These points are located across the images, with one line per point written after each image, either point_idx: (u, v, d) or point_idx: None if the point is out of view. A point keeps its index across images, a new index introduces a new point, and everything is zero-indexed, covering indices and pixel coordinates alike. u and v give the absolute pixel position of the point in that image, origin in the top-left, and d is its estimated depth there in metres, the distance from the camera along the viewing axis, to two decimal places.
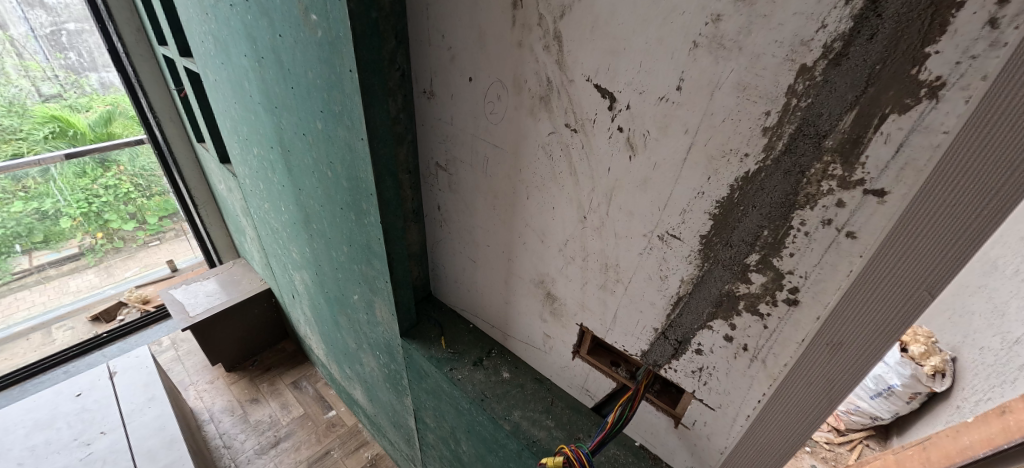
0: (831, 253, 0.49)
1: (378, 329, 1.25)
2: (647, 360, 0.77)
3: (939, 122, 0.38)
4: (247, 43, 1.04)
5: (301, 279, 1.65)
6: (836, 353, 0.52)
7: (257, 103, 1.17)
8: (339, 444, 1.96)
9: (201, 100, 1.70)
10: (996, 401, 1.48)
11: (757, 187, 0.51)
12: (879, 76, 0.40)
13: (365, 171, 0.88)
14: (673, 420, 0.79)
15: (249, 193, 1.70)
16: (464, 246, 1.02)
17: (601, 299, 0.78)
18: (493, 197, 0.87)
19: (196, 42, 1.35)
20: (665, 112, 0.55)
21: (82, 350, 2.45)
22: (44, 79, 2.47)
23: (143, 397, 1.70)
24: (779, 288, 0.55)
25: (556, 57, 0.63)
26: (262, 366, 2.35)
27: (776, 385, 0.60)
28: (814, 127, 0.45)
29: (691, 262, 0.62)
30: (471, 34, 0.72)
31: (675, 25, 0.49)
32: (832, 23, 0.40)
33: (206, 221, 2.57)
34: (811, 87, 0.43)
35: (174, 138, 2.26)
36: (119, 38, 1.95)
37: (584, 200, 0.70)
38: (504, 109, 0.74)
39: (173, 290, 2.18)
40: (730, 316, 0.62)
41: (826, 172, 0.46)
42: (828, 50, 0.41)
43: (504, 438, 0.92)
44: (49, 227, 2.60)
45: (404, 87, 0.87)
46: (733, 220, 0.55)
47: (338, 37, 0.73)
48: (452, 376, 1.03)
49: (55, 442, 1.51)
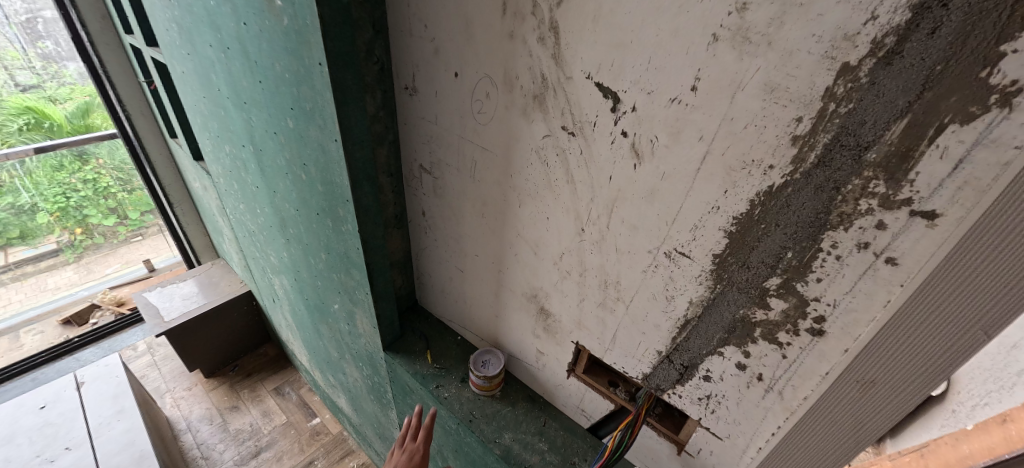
0: (867, 281, 0.43)
1: (360, 341, 1.18)
2: (649, 383, 0.71)
3: (1010, 135, 0.32)
4: (212, 31, 0.94)
5: (280, 284, 1.56)
6: (868, 392, 0.46)
7: (226, 97, 1.07)
8: (322, 453, 1.89)
9: (170, 94, 1.59)
10: (994, 408, 1.45)
11: (783, 204, 0.45)
12: (939, 79, 0.33)
13: (340, 176, 0.80)
14: (676, 447, 0.73)
15: (223, 192, 1.59)
16: (450, 255, 0.95)
17: (599, 318, 0.71)
18: (481, 205, 0.80)
19: (160, 30, 1.24)
20: (677, 116, 0.48)
21: (52, 356, 2.33)
22: (22, 68, 2.24)
23: (111, 410, 1.60)
24: (802, 316, 0.49)
25: (552, 51, 0.55)
26: (243, 372, 2.25)
27: (795, 419, 0.55)
28: (855, 137, 0.38)
29: (701, 283, 0.55)
30: (456, 24, 0.65)
31: (692, 14, 0.42)
32: (884, 15, 0.33)
33: (182, 219, 2.45)
34: (854, 90, 0.37)
35: (145, 132, 2.13)
36: (82, 26, 1.82)
37: (582, 212, 0.63)
38: (493, 108, 0.67)
39: (147, 293, 2.06)
40: (744, 344, 0.56)
41: (865, 189, 0.40)
42: (878, 47, 0.34)
43: (493, 462, 0.86)
44: (24, 223, 2.41)
45: (384, 82, 0.79)
46: (752, 239, 0.49)
47: (306, 25, 0.65)
48: (438, 394, 0.96)
49: (14, 460, 1.41)
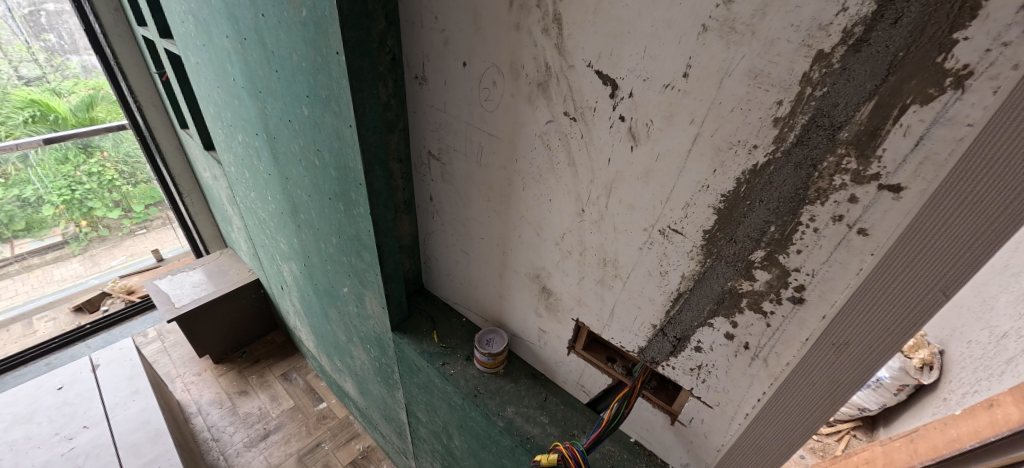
0: (841, 250, 0.47)
1: (368, 323, 1.23)
2: (644, 357, 0.75)
3: (964, 114, 0.36)
4: (229, 22, 0.98)
5: (290, 270, 1.61)
6: (842, 354, 0.51)
7: (241, 87, 1.12)
8: (329, 436, 1.95)
9: (183, 85, 1.63)
10: (982, 394, 1.49)
11: (766, 181, 0.49)
12: (901, 64, 0.37)
13: (353, 160, 0.85)
14: (669, 417, 0.78)
15: (234, 181, 1.64)
16: (456, 239, 1.00)
17: (598, 294, 0.76)
18: (487, 189, 0.84)
19: (176, 21, 1.28)
20: (670, 100, 0.52)
21: (65, 341, 2.40)
22: (26, 61, 2.26)
23: (126, 391, 1.65)
24: (784, 286, 0.53)
25: (556, 41, 0.59)
26: (251, 359, 2.31)
27: (778, 384, 0.59)
28: (829, 118, 0.42)
29: (692, 258, 0.60)
30: (466, 15, 0.68)
31: (684, 6, 0.46)
32: (853, 6, 0.37)
33: (191, 210, 2.50)
34: (828, 75, 0.41)
35: (156, 123, 2.18)
36: (96, 18, 1.86)
37: (582, 193, 0.68)
38: (499, 96, 0.71)
39: (157, 281, 2.11)
40: (731, 314, 0.60)
41: (839, 166, 0.44)
42: (847, 36, 0.38)
43: (497, 434, 0.91)
44: (30, 215, 2.43)
45: (395, 71, 0.83)
46: (739, 215, 0.53)
47: (324, 16, 0.69)
48: (444, 371, 1.01)
49: (35, 436, 1.46)
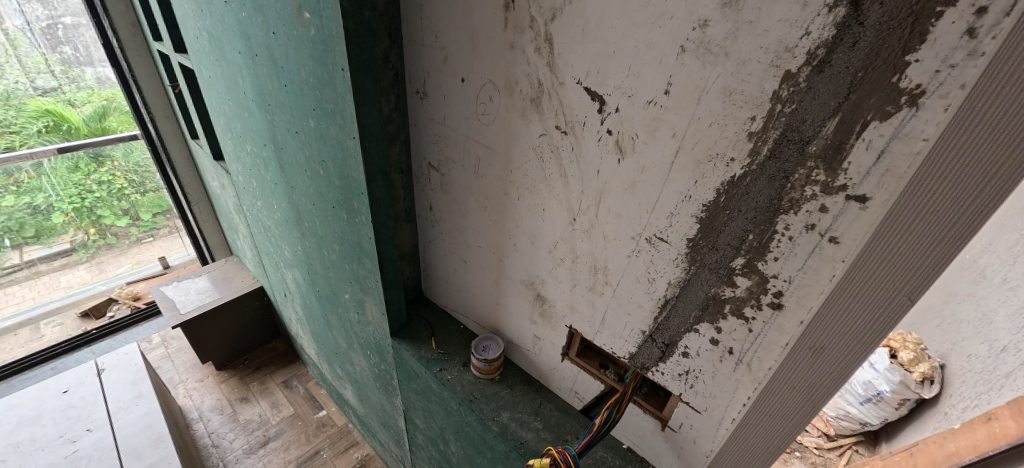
0: (815, 258, 0.50)
1: (368, 329, 1.25)
2: (635, 363, 0.77)
3: (919, 130, 0.38)
4: (241, 38, 1.03)
5: (293, 277, 1.64)
6: (817, 357, 0.53)
7: (251, 100, 1.16)
8: (328, 444, 1.96)
9: (195, 96, 1.69)
10: (983, 408, 1.48)
11: (743, 192, 0.52)
12: (860, 84, 0.40)
13: (356, 170, 0.88)
14: (660, 423, 0.80)
15: (241, 189, 1.69)
16: (454, 247, 1.02)
17: (590, 301, 0.78)
18: (483, 198, 0.87)
19: (191, 38, 1.34)
20: (653, 116, 0.55)
21: (71, 346, 2.43)
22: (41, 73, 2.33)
23: (130, 395, 1.67)
24: (763, 292, 0.56)
25: (547, 59, 0.63)
26: (252, 366, 2.33)
27: (761, 388, 0.61)
28: (798, 133, 0.45)
29: (678, 265, 0.62)
30: (464, 34, 0.73)
31: (663, 30, 0.50)
32: (816, 30, 0.40)
33: (199, 218, 2.56)
34: (795, 93, 0.44)
35: (168, 134, 2.24)
36: (114, 32, 1.93)
37: (573, 203, 0.71)
38: (495, 110, 0.74)
39: (164, 287, 2.15)
40: (716, 320, 0.62)
41: (809, 177, 0.46)
42: (812, 57, 0.41)
43: (491, 439, 0.92)
44: (40, 222, 2.50)
45: (398, 86, 0.87)
46: (719, 224, 0.55)
47: (331, 35, 0.73)
48: (441, 376, 1.03)
49: (40, 438, 1.49)
